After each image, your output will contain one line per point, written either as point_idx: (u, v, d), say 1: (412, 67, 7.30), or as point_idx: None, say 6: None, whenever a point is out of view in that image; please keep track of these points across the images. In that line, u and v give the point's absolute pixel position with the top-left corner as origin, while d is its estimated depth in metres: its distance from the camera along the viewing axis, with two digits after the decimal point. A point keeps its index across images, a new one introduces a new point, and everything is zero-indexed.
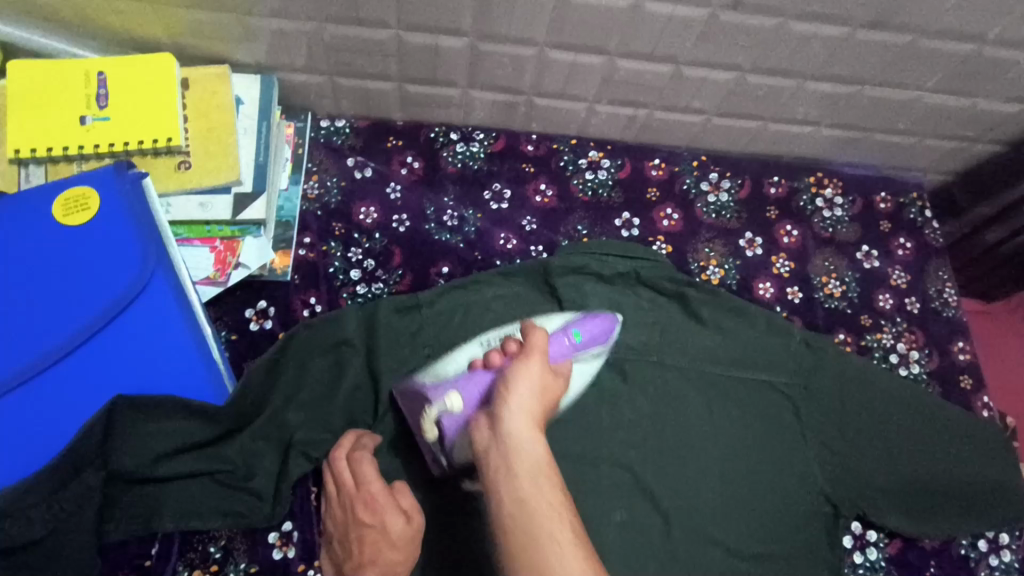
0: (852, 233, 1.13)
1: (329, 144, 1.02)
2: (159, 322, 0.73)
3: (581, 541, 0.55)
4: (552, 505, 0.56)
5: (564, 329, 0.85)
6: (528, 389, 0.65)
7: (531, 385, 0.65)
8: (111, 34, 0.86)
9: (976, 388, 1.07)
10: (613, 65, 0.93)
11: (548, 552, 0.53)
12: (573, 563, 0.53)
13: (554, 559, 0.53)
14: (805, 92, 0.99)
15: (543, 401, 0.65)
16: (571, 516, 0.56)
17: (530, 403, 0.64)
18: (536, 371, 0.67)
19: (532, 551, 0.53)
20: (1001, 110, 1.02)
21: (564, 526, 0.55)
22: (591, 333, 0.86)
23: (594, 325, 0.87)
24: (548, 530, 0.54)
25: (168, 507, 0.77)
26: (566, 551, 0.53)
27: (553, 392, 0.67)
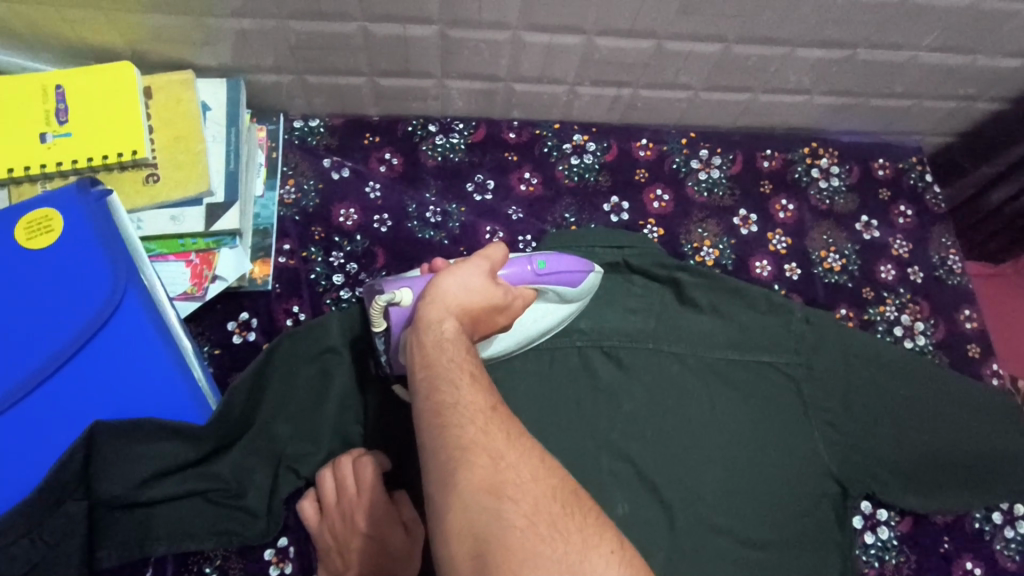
0: (851, 204, 1.10)
1: (304, 145, 0.99)
2: (134, 342, 0.71)
3: (483, 388, 0.59)
4: (455, 363, 0.60)
5: (529, 257, 0.81)
6: (453, 283, 0.65)
7: (458, 281, 0.66)
8: (67, 45, 0.83)
9: (985, 356, 1.04)
10: (592, 45, 0.89)
11: (445, 395, 0.57)
12: (468, 400, 0.57)
13: (448, 395, 0.57)
14: (796, 60, 0.95)
15: (470, 295, 0.65)
16: (476, 371, 0.60)
17: (449, 292, 0.65)
18: (466, 268, 0.67)
19: (432, 395, 0.58)
20: (1002, 65, 0.98)
21: (463, 375, 0.59)
22: (555, 266, 0.82)
23: (561, 262, 0.83)
24: (451, 383, 0.58)
25: (158, 530, 0.76)
26: (464, 392, 0.57)
27: (485, 290, 0.66)
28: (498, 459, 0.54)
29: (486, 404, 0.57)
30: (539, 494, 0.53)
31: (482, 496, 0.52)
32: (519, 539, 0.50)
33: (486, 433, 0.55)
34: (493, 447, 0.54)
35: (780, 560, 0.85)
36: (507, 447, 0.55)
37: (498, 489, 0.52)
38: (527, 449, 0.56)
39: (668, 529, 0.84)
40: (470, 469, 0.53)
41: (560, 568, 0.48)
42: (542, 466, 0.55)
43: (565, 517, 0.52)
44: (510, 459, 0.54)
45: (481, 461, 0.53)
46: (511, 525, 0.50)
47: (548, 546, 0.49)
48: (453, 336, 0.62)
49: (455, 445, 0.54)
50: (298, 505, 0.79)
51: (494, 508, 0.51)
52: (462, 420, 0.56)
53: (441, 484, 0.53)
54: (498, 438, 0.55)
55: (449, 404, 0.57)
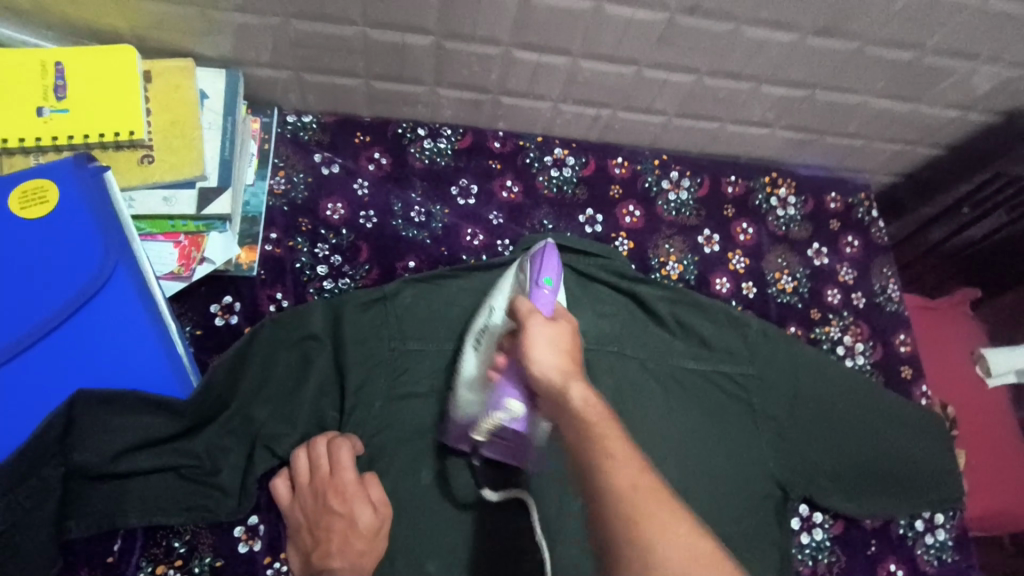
0: (804, 231, 1.19)
1: (295, 140, 1.02)
2: (123, 313, 0.74)
3: (627, 460, 0.54)
4: (600, 437, 0.55)
5: (535, 285, 0.81)
6: (540, 349, 0.65)
7: (544, 343, 0.66)
8: (70, 25, 0.85)
9: (916, 377, 1.14)
10: (577, 66, 0.96)
11: (595, 478, 0.53)
12: (619, 486, 0.52)
13: (598, 478, 0.53)
14: (761, 95, 1.03)
15: (560, 350, 0.65)
16: (614, 439, 0.55)
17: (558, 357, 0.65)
18: (539, 329, 0.67)
19: (581, 475, 0.55)
20: (940, 115, 1.09)
21: (599, 450, 0.54)
22: (552, 270, 0.83)
23: (548, 264, 0.84)
24: (597, 462, 0.54)
25: (129, 504, 0.77)
26: (613, 476, 0.53)
27: (561, 336, 0.67)
28: (655, 554, 0.49)
29: (627, 483, 0.52)
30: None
31: None
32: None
33: (641, 525, 0.50)
34: (651, 541, 0.50)
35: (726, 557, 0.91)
36: (664, 540, 0.50)
37: None
38: (685, 539, 0.50)
39: None
40: (628, 563, 0.50)
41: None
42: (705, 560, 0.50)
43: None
44: (671, 555, 0.49)
45: (641, 564, 0.49)
46: None
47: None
48: (579, 404, 0.59)
49: (611, 540, 0.51)
50: (271, 484, 0.82)
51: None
52: (615, 507, 0.51)
53: (606, 570, 0.51)
54: (653, 533, 0.50)
55: (601, 489, 0.53)
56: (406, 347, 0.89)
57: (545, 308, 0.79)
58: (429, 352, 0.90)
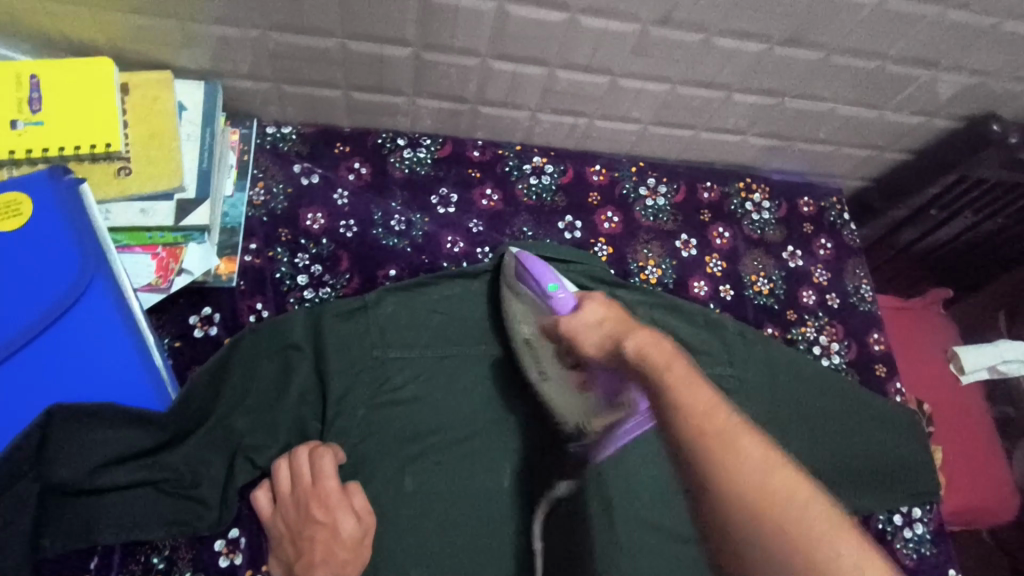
0: (779, 234, 1.22)
1: (275, 150, 1.02)
2: (100, 326, 0.74)
3: (697, 388, 0.60)
4: (670, 371, 0.62)
5: (547, 294, 0.89)
6: (586, 330, 0.77)
7: (589, 324, 0.77)
8: (45, 38, 0.85)
9: (890, 375, 1.17)
10: (554, 77, 0.98)
11: (676, 401, 0.59)
12: (699, 404, 0.58)
13: (677, 400, 0.59)
14: (733, 103, 1.06)
15: (603, 324, 0.76)
16: (684, 375, 0.62)
17: (605, 325, 0.76)
18: (583, 315, 0.79)
19: (659, 402, 0.60)
20: (905, 121, 1.13)
21: (673, 383, 0.61)
22: (546, 274, 0.92)
23: (539, 272, 0.92)
24: (673, 389, 0.60)
25: (106, 520, 0.75)
26: (690, 397, 0.58)
27: (604, 313, 0.78)
28: (741, 460, 0.53)
29: (704, 402, 0.58)
30: (792, 505, 0.51)
31: (734, 496, 0.52)
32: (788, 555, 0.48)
33: (724, 435, 0.55)
34: (736, 448, 0.54)
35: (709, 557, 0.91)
36: (748, 446, 0.54)
37: (748, 487, 0.52)
38: (765, 453, 0.54)
39: (607, 523, 0.90)
40: (717, 468, 0.53)
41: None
42: (785, 470, 0.53)
43: (823, 529, 0.49)
44: (756, 459, 0.53)
45: (731, 468, 0.53)
46: (766, 523, 0.50)
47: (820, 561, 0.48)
48: (636, 356, 0.67)
49: (695, 451, 0.55)
50: (251, 496, 0.81)
51: (757, 523, 0.50)
52: (696, 421, 0.56)
53: (692, 480, 0.55)
54: (738, 440, 0.54)
55: (680, 407, 0.58)
56: (388, 355, 0.90)
57: (568, 301, 0.87)
58: (411, 359, 0.90)
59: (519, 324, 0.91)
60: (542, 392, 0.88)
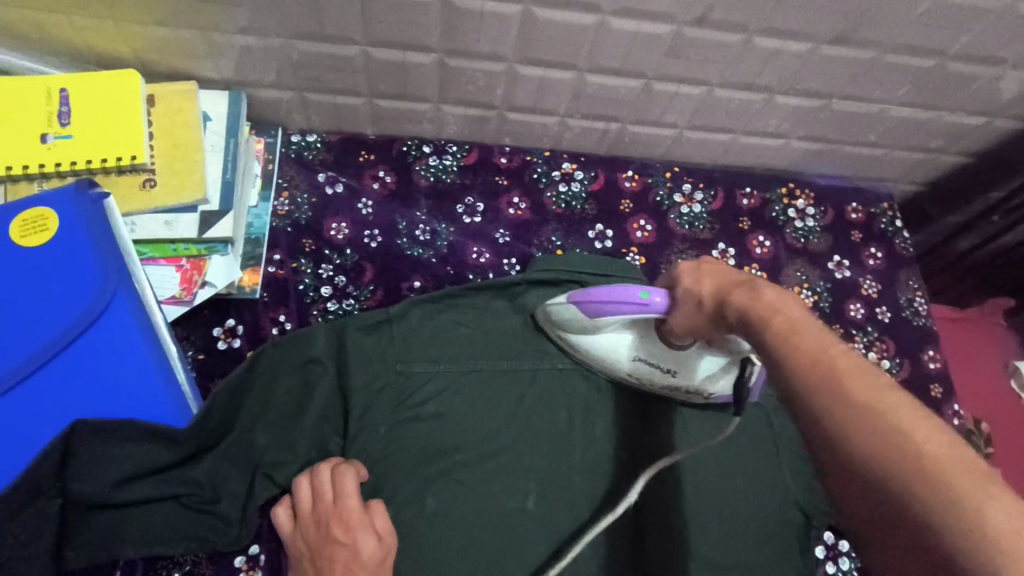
0: (824, 243, 1.15)
1: (300, 159, 1.01)
2: (122, 343, 0.74)
3: (803, 334, 0.54)
4: (775, 322, 0.56)
5: (644, 305, 0.78)
6: (685, 293, 0.72)
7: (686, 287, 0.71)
8: (75, 51, 0.85)
9: (946, 396, 1.09)
10: (583, 81, 0.93)
11: (781, 354, 0.54)
12: (806, 353, 0.52)
13: (782, 353, 0.53)
14: (776, 106, 1.00)
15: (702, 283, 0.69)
16: (784, 322, 0.56)
17: (702, 294, 0.69)
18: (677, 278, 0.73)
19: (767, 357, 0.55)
20: (967, 122, 1.04)
21: (772, 336, 0.55)
22: (621, 293, 0.80)
23: (614, 293, 0.80)
24: (778, 344, 0.54)
25: (130, 534, 0.75)
26: (797, 348, 0.53)
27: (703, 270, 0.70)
28: (857, 406, 0.47)
29: (814, 351, 0.52)
30: (919, 455, 0.44)
31: (861, 448, 0.46)
32: (914, 500, 0.43)
33: (837, 383, 0.49)
34: (852, 395, 0.48)
35: None
36: (865, 392, 0.48)
37: (875, 436, 0.46)
38: (884, 395, 0.47)
39: (636, 550, 0.86)
40: (833, 418, 0.48)
41: (984, 542, 0.39)
42: (912, 410, 0.46)
43: (958, 475, 0.42)
44: (877, 404, 0.47)
45: (848, 416, 0.47)
46: (897, 474, 0.44)
47: (956, 516, 0.41)
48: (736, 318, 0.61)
49: (807, 404, 0.50)
50: (273, 513, 0.79)
51: (880, 477, 0.45)
52: (803, 371, 0.51)
53: (815, 434, 0.50)
54: (853, 387, 0.48)
55: (784, 359, 0.53)
56: (412, 370, 0.88)
57: (663, 295, 0.77)
58: (434, 374, 0.88)
59: (620, 347, 0.87)
60: (680, 386, 0.87)
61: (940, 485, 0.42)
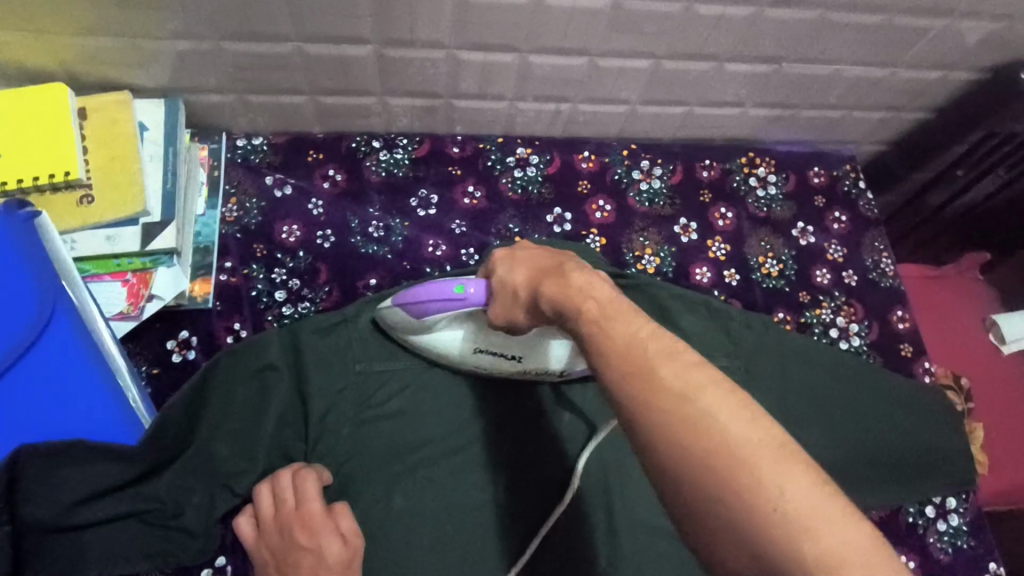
0: (787, 211, 1.13)
1: (246, 163, 0.99)
2: (63, 362, 0.73)
3: (620, 322, 0.51)
4: (584, 307, 0.54)
5: (465, 300, 0.76)
6: (505, 282, 0.68)
7: (508, 275, 0.68)
8: (1, 68, 0.83)
9: (916, 355, 1.09)
10: (527, 62, 0.92)
11: (593, 341, 0.51)
12: (622, 338, 0.49)
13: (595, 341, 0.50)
14: (727, 74, 0.98)
15: (521, 270, 0.67)
16: (600, 310, 0.53)
17: (517, 284, 0.66)
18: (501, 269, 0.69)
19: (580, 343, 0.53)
20: (922, 77, 1.03)
21: (589, 325, 0.52)
22: (439, 291, 0.78)
23: (432, 293, 0.79)
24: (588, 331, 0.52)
25: (91, 553, 0.75)
26: (608, 334, 0.50)
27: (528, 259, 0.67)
28: (668, 396, 0.45)
29: (628, 338, 0.49)
30: (729, 445, 0.42)
31: (668, 439, 0.44)
32: (715, 491, 0.42)
33: (648, 371, 0.46)
34: (661, 383, 0.45)
35: None
36: (675, 378, 0.45)
37: (681, 427, 0.44)
38: (696, 380, 0.45)
39: None
40: (645, 409, 0.45)
41: (773, 524, 0.40)
42: (718, 392, 0.45)
43: (755, 459, 0.42)
44: (688, 392, 0.45)
45: (657, 407, 0.45)
46: (702, 466, 0.42)
47: (760, 505, 0.41)
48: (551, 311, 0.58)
49: (620, 394, 0.47)
50: (235, 522, 0.78)
51: (685, 469, 0.43)
52: (613, 360, 0.48)
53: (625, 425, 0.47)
54: (662, 373, 0.46)
55: (596, 346, 0.50)
56: (371, 369, 0.86)
57: (478, 286, 0.76)
58: (395, 371, 0.87)
59: (453, 340, 0.84)
60: (530, 368, 0.85)
61: (747, 474, 0.41)
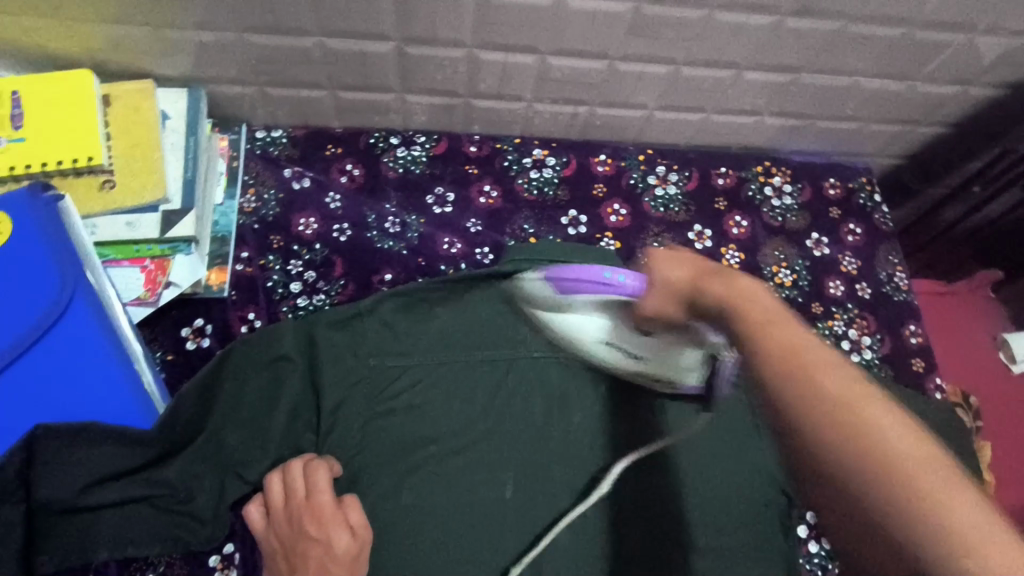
0: (802, 221, 1.13)
1: (265, 155, 1.00)
2: (80, 344, 0.74)
3: (781, 326, 0.48)
4: (742, 313, 0.51)
5: (614, 288, 0.77)
6: (654, 278, 0.61)
7: (658, 272, 0.61)
8: (29, 54, 0.85)
9: (928, 370, 1.08)
10: (547, 64, 0.92)
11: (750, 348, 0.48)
12: (781, 345, 0.47)
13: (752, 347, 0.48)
14: (745, 82, 0.98)
15: (681, 267, 0.59)
16: (761, 313, 0.50)
17: (675, 277, 0.59)
18: (654, 264, 0.62)
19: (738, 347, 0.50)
20: (940, 92, 1.03)
21: (746, 326, 0.49)
22: (589, 274, 0.79)
23: (583, 273, 0.80)
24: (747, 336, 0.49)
25: (100, 537, 0.75)
26: (771, 340, 0.47)
27: (680, 259, 0.59)
28: (835, 408, 0.42)
29: (789, 345, 0.46)
30: (898, 462, 0.40)
31: (838, 452, 0.41)
32: (890, 514, 0.39)
33: (813, 382, 0.44)
34: (829, 395, 0.43)
35: None
36: (843, 392, 0.43)
37: (853, 440, 0.41)
38: (865, 396, 0.42)
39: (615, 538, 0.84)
40: (808, 419, 0.43)
41: (956, 552, 0.36)
42: (891, 411, 0.42)
43: (937, 484, 0.38)
44: (857, 407, 0.42)
45: (824, 417, 0.42)
46: (875, 483, 0.40)
47: (934, 531, 0.37)
48: (713, 308, 0.54)
49: (779, 401, 0.45)
50: (244, 509, 0.79)
51: (859, 484, 0.40)
52: (772, 366, 0.46)
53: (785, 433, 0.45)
54: (830, 387, 0.43)
55: (753, 352, 0.48)
56: (384, 364, 0.86)
57: (637, 279, 0.76)
58: (409, 367, 0.87)
59: (584, 328, 0.83)
60: (654, 372, 0.82)
61: (919, 497, 0.38)
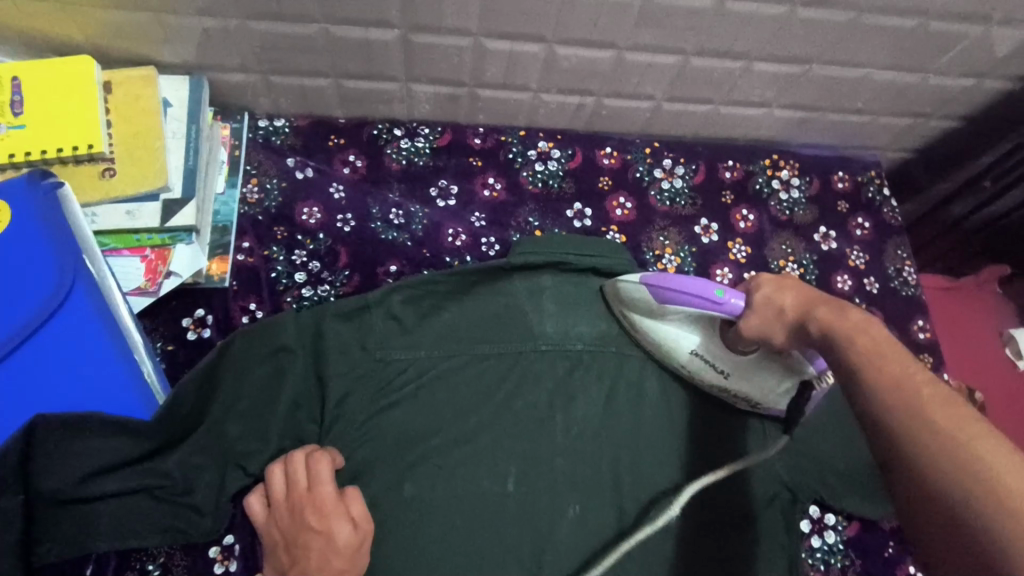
0: (810, 215, 1.12)
1: (267, 144, 0.99)
2: (80, 334, 0.73)
3: (892, 358, 0.60)
4: (853, 342, 0.63)
5: (714, 305, 0.79)
6: (758, 302, 0.75)
7: (763, 298, 0.75)
8: (28, 39, 0.83)
9: (936, 366, 1.07)
10: (553, 53, 0.91)
11: (864, 368, 0.60)
12: (896, 371, 0.58)
13: (867, 369, 0.59)
14: (755, 73, 0.97)
15: (798, 294, 0.72)
16: (873, 346, 0.62)
17: (784, 304, 0.73)
18: (758, 291, 0.75)
19: (846, 370, 0.62)
20: (954, 85, 1.01)
21: (862, 354, 0.61)
22: (689, 287, 0.81)
23: (684, 285, 0.81)
24: (859, 361, 0.61)
25: (102, 527, 0.75)
26: (884, 368, 0.59)
27: (799, 289, 0.72)
28: (935, 423, 0.53)
29: (901, 374, 0.57)
30: (983, 466, 0.49)
31: (931, 454, 0.51)
32: (971, 503, 0.48)
33: (923, 401, 0.54)
34: (931, 413, 0.53)
35: (734, 575, 0.82)
36: (942, 412, 0.53)
37: (946, 445, 0.51)
38: (964, 420, 0.52)
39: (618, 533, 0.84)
40: (910, 426, 0.53)
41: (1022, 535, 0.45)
42: (984, 432, 0.51)
43: (1015, 487, 0.47)
44: (953, 423, 0.52)
45: (927, 428, 0.53)
46: (959, 479, 0.49)
47: (1005, 518, 0.46)
48: (821, 336, 0.67)
49: (885, 414, 0.56)
50: (245, 501, 0.79)
51: (942, 479, 0.50)
52: (885, 384, 0.57)
53: (883, 437, 0.55)
54: (934, 406, 0.54)
55: (867, 372, 0.59)
56: (387, 356, 0.85)
57: (740, 300, 0.78)
58: (413, 359, 0.86)
59: (674, 339, 0.86)
60: (736, 390, 0.85)
61: (997, 493, 0.47)
